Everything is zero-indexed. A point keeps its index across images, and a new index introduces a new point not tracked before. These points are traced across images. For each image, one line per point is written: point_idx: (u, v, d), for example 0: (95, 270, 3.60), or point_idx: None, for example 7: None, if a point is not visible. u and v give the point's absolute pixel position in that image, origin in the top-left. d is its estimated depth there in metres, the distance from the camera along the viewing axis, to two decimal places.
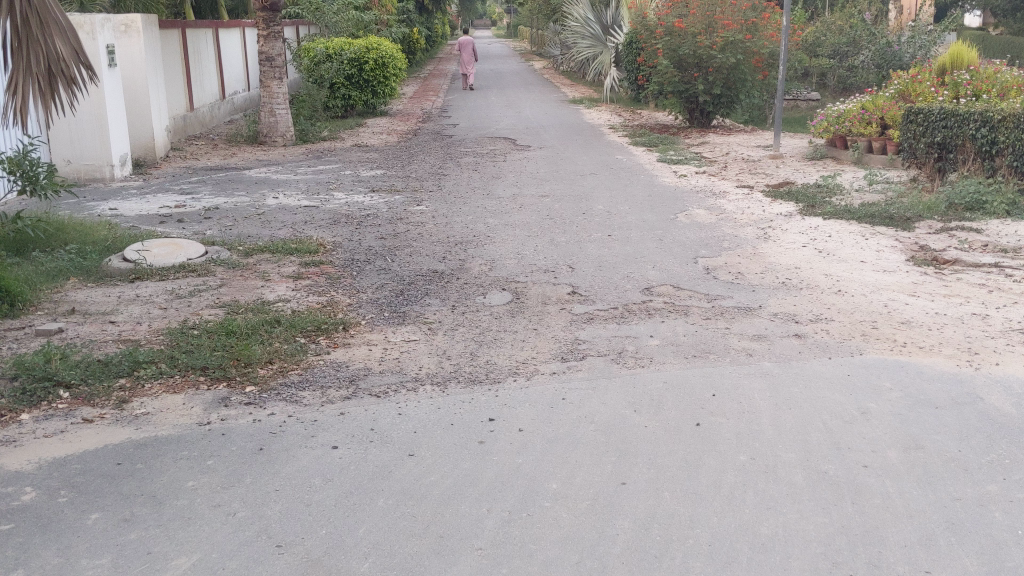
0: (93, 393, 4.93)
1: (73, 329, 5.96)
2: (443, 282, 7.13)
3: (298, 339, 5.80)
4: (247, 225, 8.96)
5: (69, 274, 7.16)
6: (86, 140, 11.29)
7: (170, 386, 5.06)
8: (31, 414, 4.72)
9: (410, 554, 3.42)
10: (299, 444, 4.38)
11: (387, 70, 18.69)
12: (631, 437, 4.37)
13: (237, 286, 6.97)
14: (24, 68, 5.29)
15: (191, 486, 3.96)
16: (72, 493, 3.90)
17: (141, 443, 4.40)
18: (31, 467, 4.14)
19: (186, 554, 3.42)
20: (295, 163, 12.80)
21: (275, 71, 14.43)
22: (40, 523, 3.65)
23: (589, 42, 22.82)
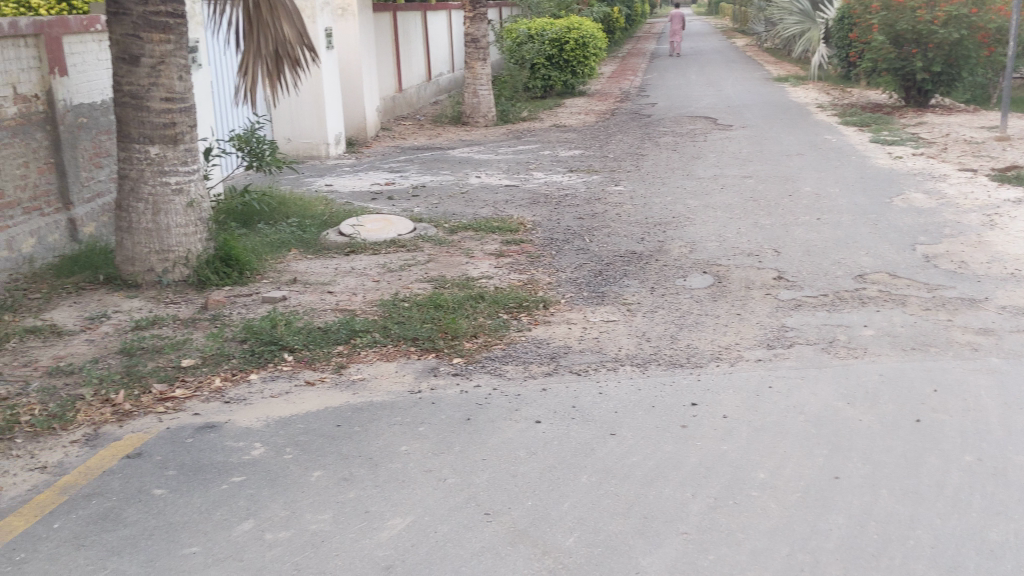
0: (314, 357, 5.30)
1: (295, 297, 6.37)
2: (641, 264, 7.07)
3: (501, 315, 5.94)
4: (451, 204, 9.19)
5: (291, 245, 7.65)
6: (305, 120, 11.96)
7: (383, 354, 5.36)
8: (259, 374, 5.12)
9: (615, 533, 3.45)
10: (505, 415, 4.53)
11: (586, 50, 18.57)
12: (844, 430, 4.18)
13: (443, 262, 7.17)
14: (254, 50, 6.27)
15: (404, 450, 4.19)
16: (296, 451, 4.22)
17: (359, 407, 4.67)
18: (260, 424, 4.51)
19: (400, 516, 3.63)
20: (496, 143, 13.04)
21: (480, 53, 14.69)
22: (269, 477, 3.98)
23: (797, 19, 22.00)
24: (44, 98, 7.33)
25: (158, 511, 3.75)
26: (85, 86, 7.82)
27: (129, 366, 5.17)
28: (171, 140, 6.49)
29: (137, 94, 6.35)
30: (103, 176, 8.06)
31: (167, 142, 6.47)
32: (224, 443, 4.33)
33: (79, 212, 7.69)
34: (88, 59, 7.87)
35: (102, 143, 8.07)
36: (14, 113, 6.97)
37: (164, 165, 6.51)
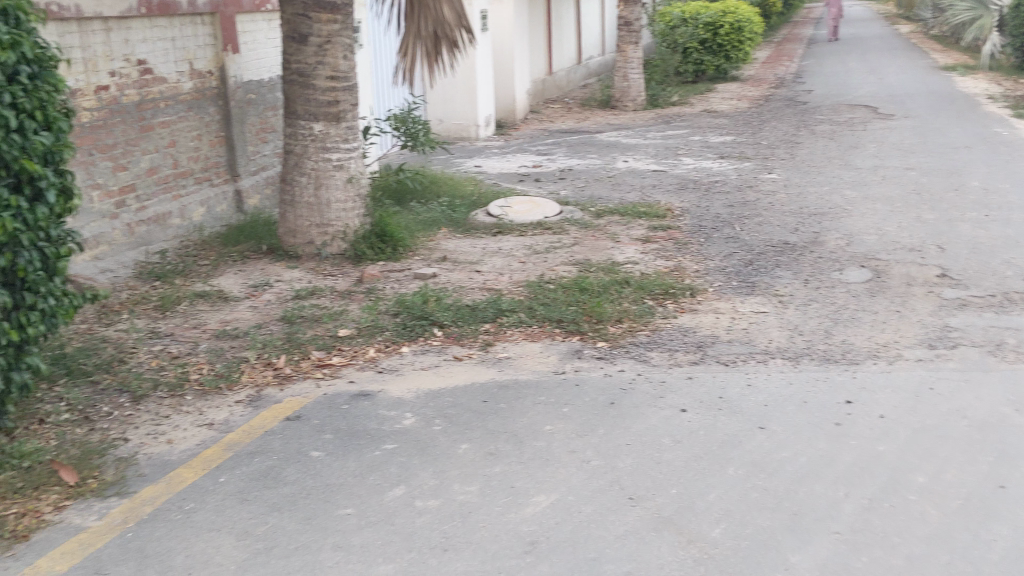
0: (462, 333, 5.58)
1: (444, 275, 6.59)
2: (795, 255, 6.88)
3: (647, 301, 5.91)
4: (598, 187, 9.19)
5: (442, 224, 7.82)
6: (458, 101, 12.17)
7: (529, 334, 5.53)
8: (409, 347, 5.48)
9: (763, 527, 3.44)
10: (650, 402, 4.57)
11: (743, 34, 18.23)
12: (1012, 438, 3.97)
13: (589, 245, 7.18)
14: (414, 32, 6.47)
15: (548, 429, 4.41)
16: (444, 423, 4.57)
17: (503, 384, 4.93)
18: (410, 395, 4.88)
19: (544, 493, 3.88)
20: (645, 128, 12.91)
21: (632, 36, 14.55)
22: (419, 446, 4.36)
23: (968, 5, 21.01)
24: (217, 74, 7.76)
25: (315, 472, 4.19)
26: (255, 64, 8.19)
27: (290, 333, 5.64)
28: (334, 117, 6.72)
29: (304, 72, 6.63)
30: (267, 151, 8.43)
31: (331, 119, 6.71)
32: (377, 411, 4.74)
33: (246, 183, 8.09)
34: (259, 37, 8.23)
35: (268, 119, 8.43)
36: (190, 88, 7.43)
37: (326, 142, 6.75)
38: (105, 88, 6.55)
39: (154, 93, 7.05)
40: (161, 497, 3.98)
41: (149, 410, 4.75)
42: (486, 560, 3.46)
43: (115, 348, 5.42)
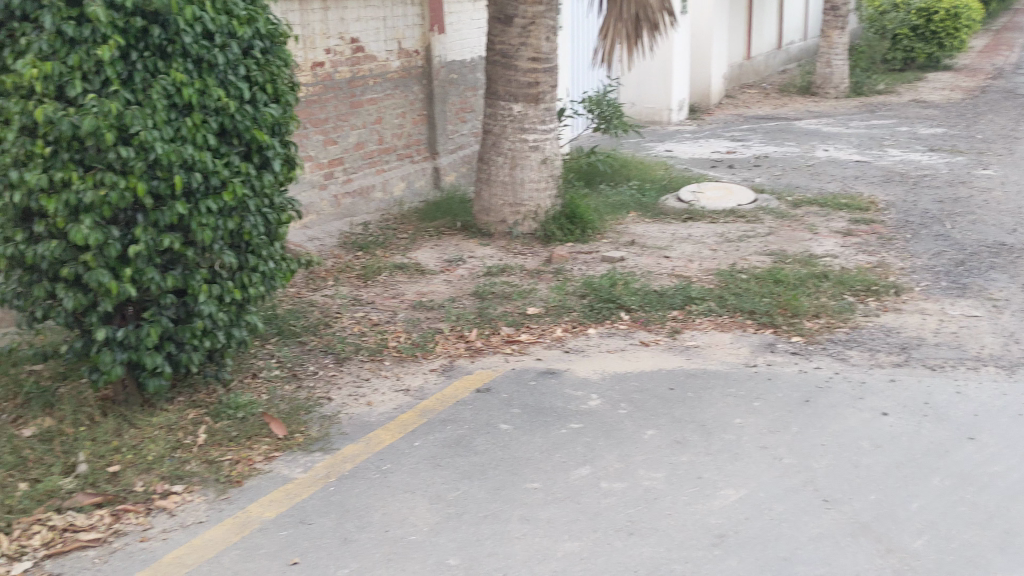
0: (650, 319, 5.53)
1: (633, 259, 6.56)
2: (1012, 257, 6.42)
3: (847, 297, 5.68)
4: (796, 176, 8.89)
5: (631, 208, 7.78)
6: (651, 85, 12.09)
7: (719, 324, 5.42)
8: (596, 329, 5.49)
9: (970, 543, 3.34)
10: (848, 402, 4.42)
11: (959, 20, 16.94)
12: None
13: (784, 236, 6.96)
14: (615, 15, 6.83)
15: (738, 423, 4.32)
16: (631, 407, 4.56)
17: (692, 372, 4.86)
18: (597, 377, 4.90)
19: (734, 487, 3.81)
20: (847, 116, 12.36)
21: (839, 21, 13.93)
22: (605, 428, 4.37)
23: None
24: (423, 53, 7.99)
25: (502, 444, 4.30)
26: (458, 44, 8.37)
27: (482, 308, 5.80)
28: (533, 99, 6.81)
29: (507, 53, 6.75)
30: (465, 130, 8.60)
31: (530, 100, 6.81)
32: (564, 390, 4.78)
33: (444, 160, 8.32)
34: (464, 17, 8.40)
35: (468, 98, 8.60)
36: (397, 66, 7.70)
37: (525, 123, 6.86)
38: (321, 65, 6.90)
39: (364, 70, 7.36)
40: (361, 456, 4.27)
41: (351, 372, 5.07)
42: (672, 548, 3.45)
43: (321, 312, 5.79)
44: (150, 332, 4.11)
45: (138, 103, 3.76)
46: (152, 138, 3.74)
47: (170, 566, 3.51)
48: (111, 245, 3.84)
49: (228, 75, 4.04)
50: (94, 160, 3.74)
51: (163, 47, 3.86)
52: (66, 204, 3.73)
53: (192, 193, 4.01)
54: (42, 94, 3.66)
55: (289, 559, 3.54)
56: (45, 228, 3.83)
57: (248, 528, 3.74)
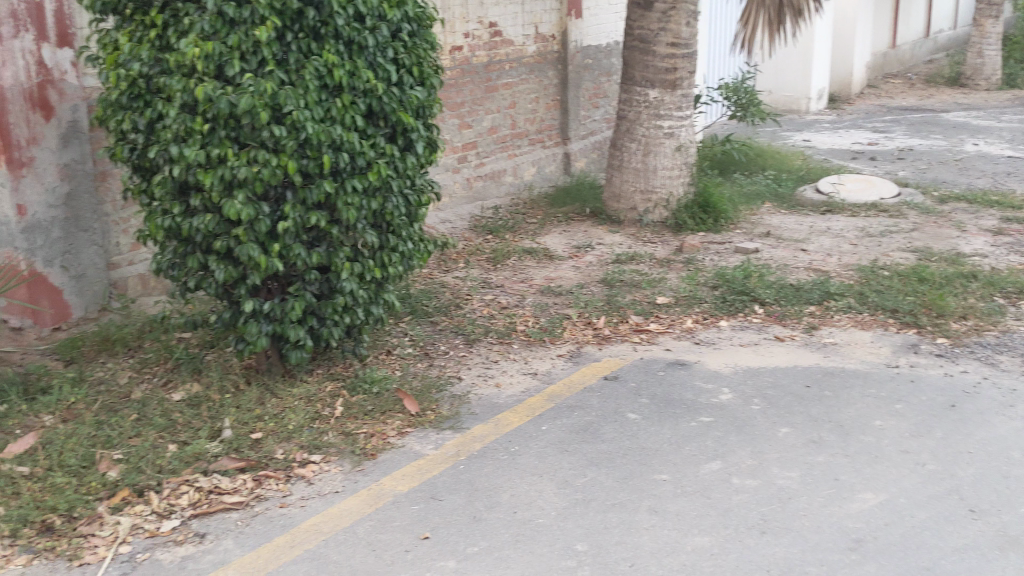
0: (785, 313, 5.39)
1: (768, 251, 6.41)
2: None
3: (998, 299, 5.40)
4: (942, 170, 8.50)
5: (766, 198, 7.62)
6: (790, 73, 11.77)
7: (858, 322, 5.24)
8: (728, 322, 5.39)
9: None
10: (997, 410, 4.22)
11: None
12: None
13: (930, 232, 6.67)
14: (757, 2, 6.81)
15: (878, 425, 4.17)
16: (764, 403, 4.45)
17: (829, 371, 4.72)
18: (729, 370, 4.81)
19: (873, 492, 3.68)
20: (999, 109, 11.74)
21: (993, 9, 13.23)
22: (737, 424, 4.29)
23: None
24: (559, 38, 7.98)
25: (631, 434, 4.27)
26: (595, 29, 8.32)
27: (611, 295, 5.76)
28: (670, 85, 6.72)
29: (645, 38, 6.66)
30: (598, 116, 8.55)
31: (667, 87, 6.72)
32: (695, 382, 4.71)
33: (575, 146, 8.31)
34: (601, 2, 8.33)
35: (602, 84, 8.55)
36: (533, 51, 7.71)
37: (660, 109, 6.78)
38: (459, 49, 6.97)
39: (501, 54, 7.40)
40: (490, 437, 4.31)
41: (480, 354, 5.13)
42: (807, 550, 3.36)
43: (451, 293, 5.87)
44: (295, 306, 4.31)
45: (291, 83, 3.90)
46: (304, 117, 3.87)
47: (308, 533, 3.63)
48: (262, 221, 4.04)
49: (378, 57, 4.12)
50: (249, 137, 3.90)
51: (317, 28, 3.98)
52: (221, 179, 3.92)
53: (339, 172, 4.13)
54: (203, 72, 3.84)
55: (420, 533, 3.62)
56: (201, 201, 4.06)
57: (381, 500, 3.85)
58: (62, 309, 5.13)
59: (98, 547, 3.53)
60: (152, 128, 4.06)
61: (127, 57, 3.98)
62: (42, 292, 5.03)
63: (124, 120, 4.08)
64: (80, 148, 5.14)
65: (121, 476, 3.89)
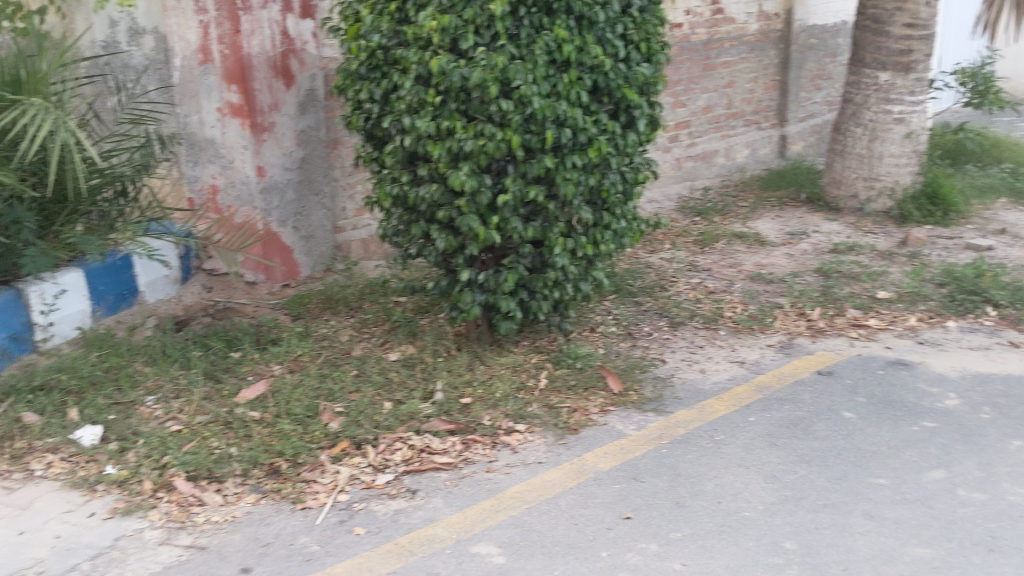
0: (1021, 318, 5.00)
1: (1003, 250, 5.97)
2: None
3: None
4: None
5: (1002, 193, 7.09)
6: None
7: None
8: (956, 322, 5.06)
9: None
10: None
11: None
12: None
13: None
14: None
15: None
16: (994, 413, 4.15)
17: None
18: (955, 374, 4.51)
19: None
20: None
21: None
22: (964, 432, 4.02)
23: None
24: (784, 17, 7.71)
25: (845, 432, 4.09)
26: (822, 8, 7.98)
27: (827, 286, 5.52)
28: (904, 68, 6.43)
29: (880, 18, 6.42)
30: (819, 98, 8.22)
31: (899, 69, 6.43)
32: (917, 384, 4.45)
33: (792, 129, 8.02)
34: None
35: (825, 65, 8.20)
36: (756, 30, 7.50)
37: (891, 93, 6.49)
38: (680, 26, 6.84)
39: (722, 32, 7.23)
40: (694, 422, 4.23)
41: (685, 337, 5.05)
42: None
43: (658, 274, 5.81)
44: (508, 278, 4.38)
45: (522, 57, 3.94)
46: (532, 92, 3.91)
47: (513, 500, 3.70)
48: (483, 193, 4.12)
49: (607, 33, 4.11)
50: (478, 111, 3.99)
51: None
52: (449, 150, 4.04)
53: (561, 148, 4.14)
54: (438, 45, 3.95)
55: (622, 513, 3.60)
56: (428, 171, 4.21)
57: (583, 476, 3.86)
58: (291, 267, 5.49)
59: (318, 494, 3.74)
60: (387, 99, 4.24)
61: (367, 29, 4.16)
62: (275, 250, 5.39)
63: (361, 89, 4.29)
64: (315, 116, 5.44)
65: (342, 428, 4.10)
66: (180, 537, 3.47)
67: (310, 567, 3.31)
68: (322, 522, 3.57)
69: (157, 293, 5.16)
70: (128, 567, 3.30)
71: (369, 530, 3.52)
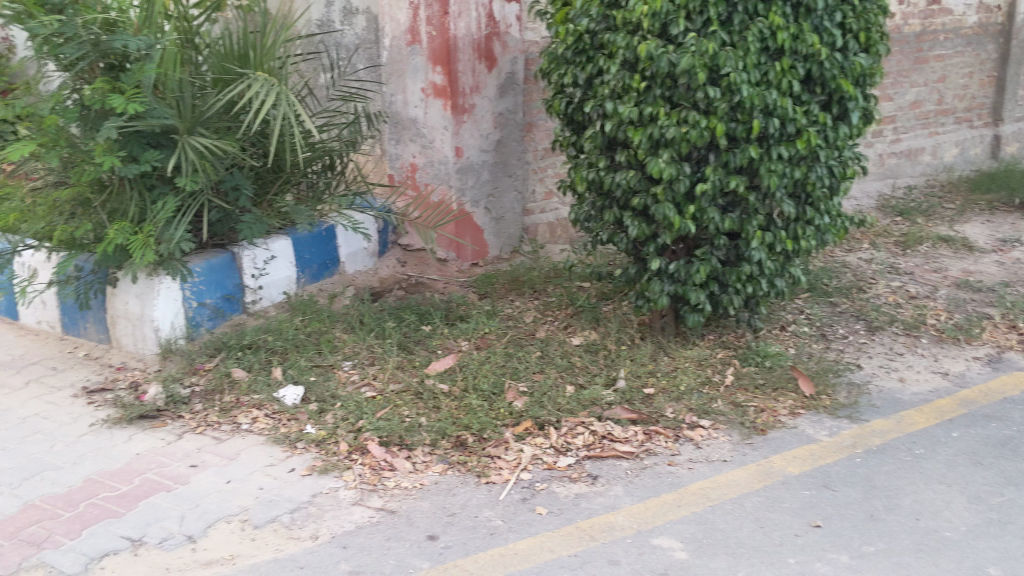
0: None
1: None
2: None
3: None
4: None
5: None
6: None
7: None
8: None
9: None
10: None
11: None
12: None
13: None
14: None
15: None
16: None
17: None
18: None
19: None
20: None
21: None
22: None
23: None
24: (1006, 9, 7.23)
25: None
26: None
27: None
28: None
29: None
30: None
31: None
32: None
33: (1008, 129, 7.51)
34: None
35: None
36: (974, 22, 7.06)
37: None
38: (891, 17, 6.51)
39: (937, 24, 6.84)
40: (890, 433, 4.04)
41: (883, 343, 4.82)
42: None
43: (854, 275, 5.58)
44: (700, 270, 4.29)
45: (732, 45, 3.85)
46: (741, 80, 3.80)
47: (696, 496, 3.63)
48: (681, 181, 4.05)
49: (824, 21, 3.95)
50: (683, 98, 3.92)
51: None
52: (650, 138, 3.99)
53: (767, 138, 4.01)
54: (647, 31, 3.90)
55: (811, 520, 3.48)
56: (626, 158, 4.17)
57: (770, 478, 3.75)
58: (482, 247, 5.60)
59: (502, 470, 3.80)
60: (590, 84, 4.23)
61: (576, 14, 4.15)
62: (468, 229, 5.53)
63: (566, 73, 4.28)
64: (514, 98, 5.51)
65: (526, 408, 4.15)
66: (373, 499, 3.61)
67: (493, 540, 3.37)
68: (505, 498, 3.62)
69: (357, 263, 5.41)
70: (324, 523, 3.45)
71: (551, 510, 3.55)
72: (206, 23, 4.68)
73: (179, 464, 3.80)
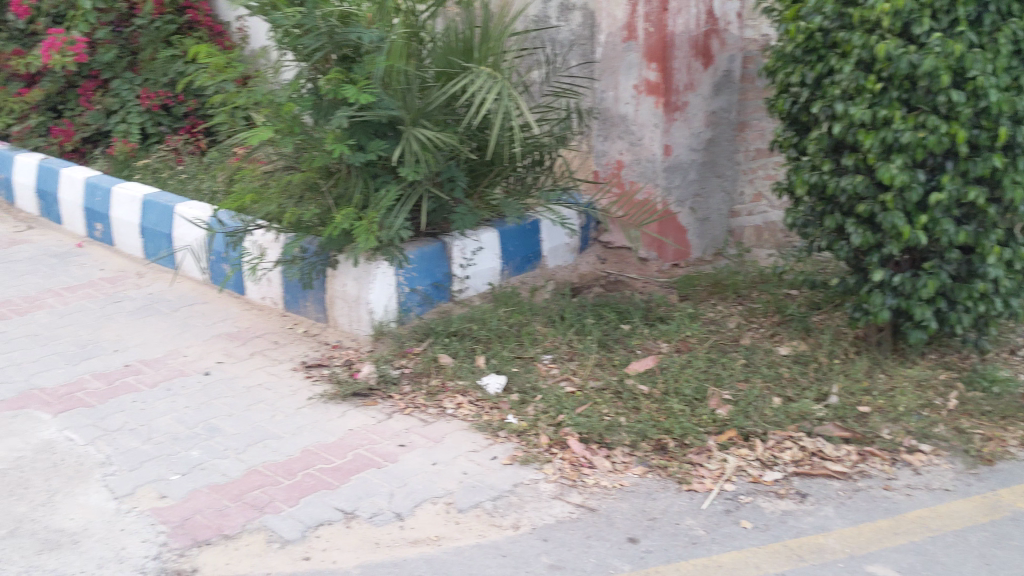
0: None
1: None
2: None
3: None
4: None
5: None
6: None
7: None
8: None
9: None
10: None
11: None
12: None
13: None
14: None
15: None
16: None
17: None
18: None
19: None
20: None
21: None
22: None
23: None
24: None
25: None
26: None
27: None
28: None
29: None
30: None
31: None
32: None
33: None
34: None
35: None
36: None
37: None
38: None
39: None
40: None
41: None
42: None
43: None
44: (927, 284, 4.03)
45: (981, 46, 3.64)
46: (989, 84, 3.58)
47: (915, 525, 3.43)
48: (914, 189, 3.82)
49: None
50: (922, 101, 3.70)
51: None
52: (882, 142, 3.78)
53: (1014, 147, 3.76)
54: (887, 29, 3.70)
55: None
56: (854, 162, 3.98)
57: (999, 513, 3.49)
58: (685, 248, 5.51)
59: (705, 478, 3.72)
60: (819, 84, 4.07)
61: (809, 11, 4.00)
62: (672, 229, 5.46)
63: (794, 72, 4.16)
64: (728, 98, 5.38)
65: (730, 416, 4.04)
66: (573, 495, 3.62)
67: (695, 550, 3.30)
68: (708, 508, 3.54)
69: (559, 257, 5.49)
70: (525, 514, 3.49)
71: (756, 525, 3.44)
72: (430, 17, 4.77)
73: (388, 443, 3.93)
